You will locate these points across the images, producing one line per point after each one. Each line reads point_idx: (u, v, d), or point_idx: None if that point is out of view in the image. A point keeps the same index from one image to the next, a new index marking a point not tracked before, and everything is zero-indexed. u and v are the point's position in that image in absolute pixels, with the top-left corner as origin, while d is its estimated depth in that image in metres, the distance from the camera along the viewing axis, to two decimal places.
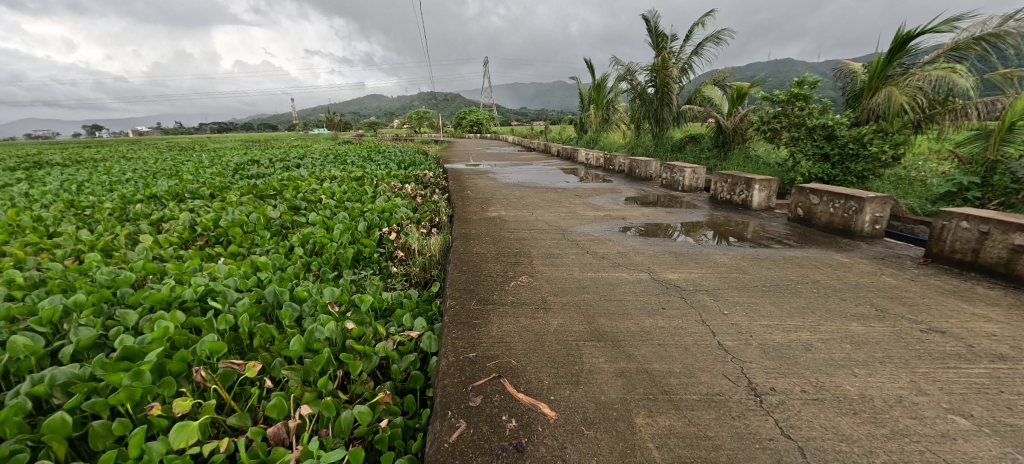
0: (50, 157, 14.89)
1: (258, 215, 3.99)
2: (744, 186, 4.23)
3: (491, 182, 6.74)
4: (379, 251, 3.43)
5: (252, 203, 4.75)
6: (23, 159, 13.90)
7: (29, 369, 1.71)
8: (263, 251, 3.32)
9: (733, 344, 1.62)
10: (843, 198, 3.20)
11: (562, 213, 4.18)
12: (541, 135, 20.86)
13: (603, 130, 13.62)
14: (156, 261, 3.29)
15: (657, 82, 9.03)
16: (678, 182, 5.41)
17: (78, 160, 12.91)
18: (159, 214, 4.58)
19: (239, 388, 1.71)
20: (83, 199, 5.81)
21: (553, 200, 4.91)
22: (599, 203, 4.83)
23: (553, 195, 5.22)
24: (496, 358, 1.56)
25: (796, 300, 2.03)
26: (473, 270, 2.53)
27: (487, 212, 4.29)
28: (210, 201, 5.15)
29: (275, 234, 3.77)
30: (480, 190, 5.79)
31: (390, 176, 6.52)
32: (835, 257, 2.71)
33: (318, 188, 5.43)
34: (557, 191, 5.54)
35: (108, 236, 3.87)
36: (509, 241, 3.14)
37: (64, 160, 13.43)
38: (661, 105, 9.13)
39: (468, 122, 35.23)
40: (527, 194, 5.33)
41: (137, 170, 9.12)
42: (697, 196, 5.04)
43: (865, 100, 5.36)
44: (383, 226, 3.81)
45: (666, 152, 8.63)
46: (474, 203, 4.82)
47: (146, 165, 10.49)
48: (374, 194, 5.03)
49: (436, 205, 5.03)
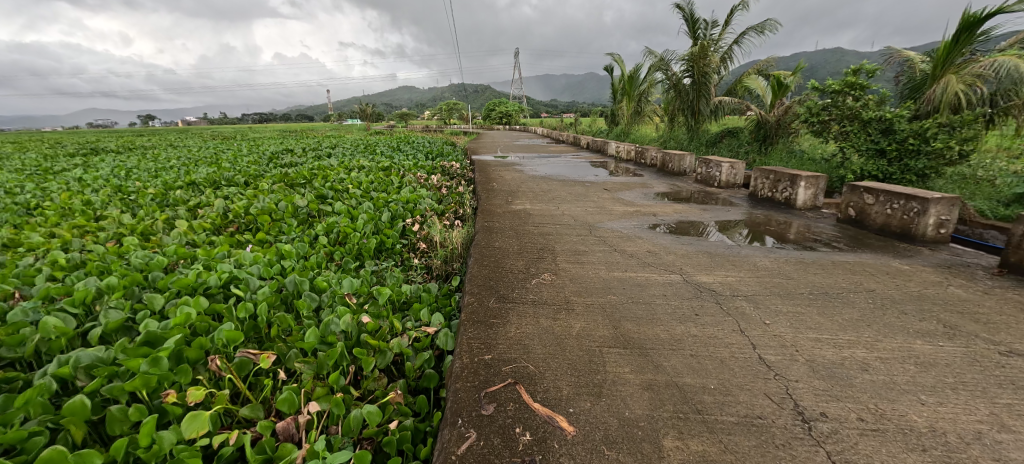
0: (106, 144, 15.93)
1: (287, 204, 4.05)
2: (788, 183, 3.94)
3: (517, 174, 6.63)
4: (401, 242, 3.40)
5: (282, 192, 4.84)
6: (83, 146, 14.98)
7: (60, 349, 1.77)
8: (288, 239, 3.37)
9: (777, 359, 1.46)
10: (904, 198, 2.91)
11: (589, 207, 4.02)
12: (570, 128, 20.50)
13: (635, 122, 13.22)
14: (188, 246, 3.40)
15: (693, 72, 8.62)
16: (714, 178, 5.12)
17: (126, 148, 13.64)
18: (195, 200, 4.74)
19: (254, 378, 1.69)
20: (130, 184, 6.11)
21: (580, 194, 4.76)
22: (629, 198, 4.63)
23: (580, 189, 5.05)
24: (513, 362, 1.46)
25: (849, 312, 1.83)
26: (495, 265, 2.44)
27: (511, 206, 4.18)
28: (244, 188, 5.31)
29: (301, 222, 3.82)
30: (506, 182, 5.70)
31: (417, 167, 6.53)
32: (893, 264, 2.45)
33: (346, 178, 5.49)
34: (585, 184, 5.37)
35: (147, 221, 4.02)
36: (533, 236, 3.03)
37: (115, 147, 14.26)
38: (697, 96, 8.73)
39: (498, 113, 35.13)
40: (554, 187, 5.19)
41: (182, 157, 9.60)
42: (734, 192, 4.75)
43: (926, 90, 4.87)
44: (407, 216, 3.77)
45: (700, 146, 8.25)
46: (499, 196, 4.72)
47: (189, 153, 11.02)
48: (400, 185, 5.02)
49: (461, 197, 4.97)
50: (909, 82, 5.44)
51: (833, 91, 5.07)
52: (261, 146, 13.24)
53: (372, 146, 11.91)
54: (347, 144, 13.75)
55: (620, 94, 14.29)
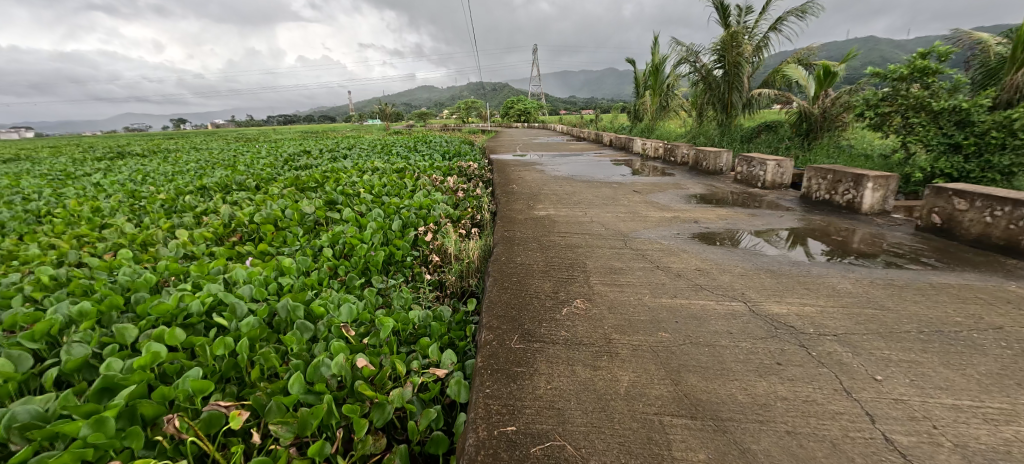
0: (134, 148, 16.35)
1: (293, 210, 3.79)
2: (851, 184, 3.44)
3: (538, 174, 6.25)
4: (412, 254, 3.07)
5: (292, 197, 4.60)
6: (111, 150, 15.37)
7: (8, 395, 1.50)
8: (290, 251, 3.08)
9: (910, 442, 1.06)
10: (1008, 204, 2.41)
11: (621, 213, 3.61)
12: (591, 124, 19.93)
13: (660, 118, 12.65)
14: (187, 259, 3.16)
15: (725, 62, 8.04)
16: (758, 178, 4.62)
17: (154, 152, 13.94)
18: (202, 207, 4.54)
19: (225, 438, 1.38)
20: (145, 189, 6.01)
21: (608, 196, 4.35)
22: (662, 200, 4.20)
23: (607, 191, 4.63)
24: (545, 438, 1.10)
25: (983, 362, 1.40)
26: (517, 288, 2.07)
27: (534, 211, 3.81)
28: (254, 193, 5.10)
29: (307, 230, 3.55)
30: (526, 184, 5.33)
31: (433, 168, 6.22)
32: (1009, 288, 1.98)
33: (358, 181, 5.22)
34: (612, 185, 4.95)
35: (150, 229, 3.83)
36: (559, 249, 2.64)
37: (142, 150, 14.52)
38: (729, 89, 8.15)
39: (516, 111, 34.68)
40: (579, 189, 4.80)
41: (202, 160, 9.60)
42: (782, 194, 4.25)
43: (1007, 76, 4.28)
44: (419, 225, 3.44)
45: (734, 142, 7.69)
46: (519, 199, 4.36)
47: (210, 155, 11.08)
48: (414, 188, 4.71)
49: (479, 201, 4.63)
50: (982, 67, 4.80)
51: (892, 78, 4.54)
52: (281, 148, 13.23)
53: (389, 146, 11.71)
54: (365, 144, 13.62)
55: (644, 89, 13.68)
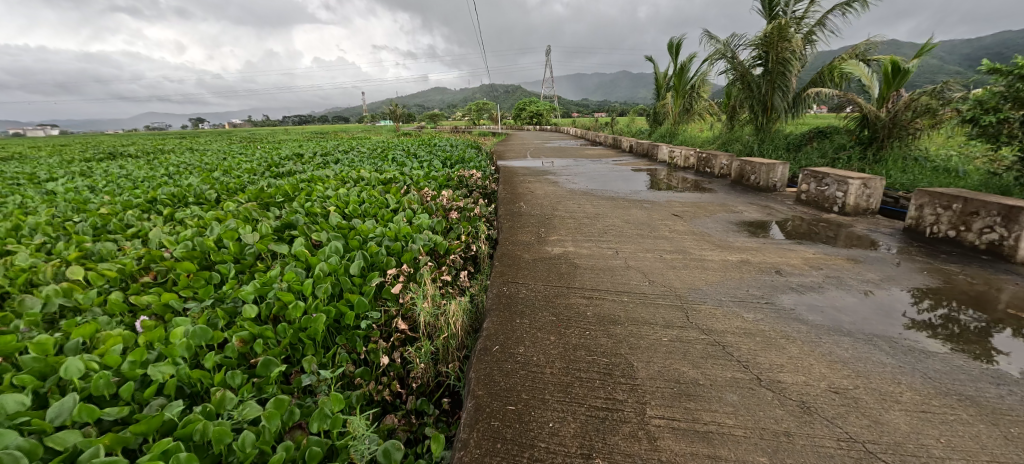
0: (130, 148, 15.76)
1: (230, 239, 2.89)
2: (996, 219, 2.44)
3: (551, 187, 5.29)
4: (370, 315, 2.13)
5: (247, 218, 3.71)
6: (103, 151, 14.77)
7: None
8: (202, 308, 2.18)
9: None
10: None
11: (666, 250, 2.63)
12: (606, 128, 18.84)
13: (683, 121, 11.61)
14: (67, 313, 2.29)
15: (768, 58, 6.99)
16: (834, 199, 3.61)
17: (146, 152, 13.31)
18: (138, 227, 3.68)
19: None
20: (95, 198, 5.18)
21: (641, 221, 3.38)
22: (715, 229, 3.20)
23: (639, 213, 3.66)
24: None
25: None
26: (517, 439, 1.11)
27: (545, 243, 2.85)
28: (208, 208, 4.22)
29: (243, 270, 2.65)
30: (536, 200, 4.37)
31: (426, 179, 5.28)
32: None
33: (332, 194, 4.31)
34: (644, 204, 3.97)
35: (52, 260, 2.96)
36: (587, 328, 1.68)
37: (134, 151, 13.81)
38: (771, 89, 7.11)
39: (528, 113, 33.66)
40: (602, 209, 3.84)
41: (183, 164, 8.80)
42: (873, 224, 3.25)
43: None
44: (389, 265, 2.51)
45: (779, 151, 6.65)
46: (527, 224, 3.40)
47: (198, 158, 10.30)
48: (397, 206, 3.79)
49: (476, 225, 3.68)
50: None
51: (1017, 75, 3.41)
52: (277, 150, 12.40)
53: (389, 149, 10.81)
54: (365, 147, 12.75)
55: (665, 90, 12.58)
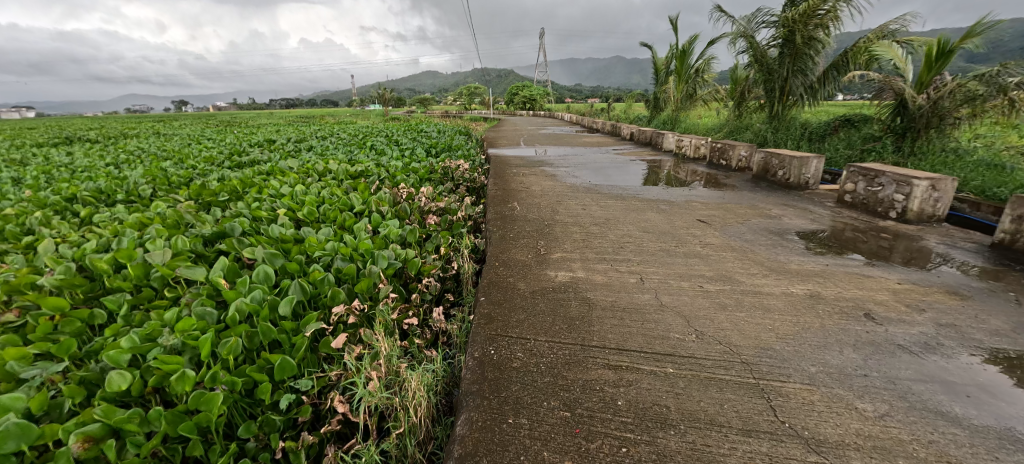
0: (88, 132, 14.59)
1: (131, 258, 2.18)
2: None
3: (547, 181, 4.62)
4: (296, 386, 1.46)
5: (175, 224, 2.99)
6: (57, 134, 13.59)
7: None
8: (52, 374, 1.50)
9: None
10: None
11: (705, 277, 2.00)
12: (601, 115, 18.07)
13: (684, 108, 10.94)
14: None
15: (789, 38, 6.35)
16: (891, 203, 3.00)
17: (102, 136, 12.18)
18: (34, 234, 2.93)
19: None
20: (10, 193, 4.37)
21: (662, 230, 2.73)
22: (755, 240, 2.57)
23: (656, 218, 3.01)
24: None
25: None
26: None
27: (546, 262, 2.19)
28: (134, 207, 3.47)
29: (140, 305, 1.96)
30: (532, 199, 3.70)
31: (404, 171, 4.56)
32: None
33: (287, 190, 3.58)
34: (660, 207, 3.33)
35: None
36: (626, 443, 1.03)
37: (90, 135, 12.68)
38: (790, 73, 6.53)
39: (520, 97, 32.66)
40: (610, 212, 3.20)
41: (136, 151, 7.88)
42: (945, 237, 2.66)
43: None
44: (335, 301, 1.84)
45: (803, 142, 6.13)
46: (521, 233, 2.73)
47: (158, 144, 9.32)
48: (362, 207, 3.09)
49: (459, 232, 3.00)
50: None
51: None
52: (248, 136, 11.43)
53: (370, 135, 9.97)
54: (346, 132, 11.84)
55: (666, 74, 11.83)
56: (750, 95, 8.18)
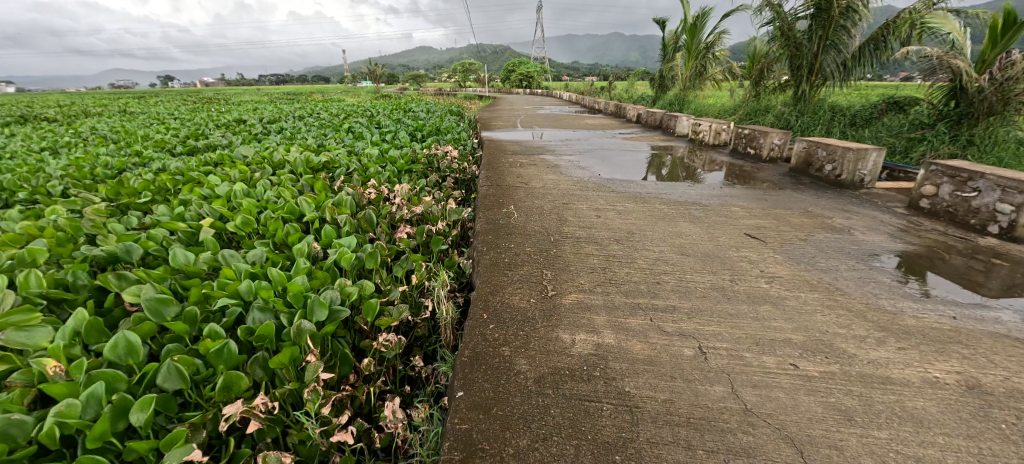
0: (44, 109, 13.45)
1: None
2: None
3: (549, 175, 3.92)
4: None
5: (68, 239, 2.27)
6: (9, 111, 12.50)
7: None
8: None
9: None
10: None
11: (794, 345, 1.35)
12: (601, 94, 17.12)
13: (693, 87, 10.12)
14: None
15: (823, 8, 5.58)
16: (991, 215, 2.35)
17: (55, 115, 11.10)
18: None
19: None
20: None
21: (705, 252, 2.07)
22: (833, 268, 1.92)
23: (693, 232, 2.35)
24: None
25: None
26: None
27: (557, 312, 1.52)
28: (30, 211, 2.73)
29: None
30: (532, 200, 3.02)
31: (378, 161, 3.84)
32: None
33: (226, 188, 2.85)
34: (694, 214, 2.67)
35: None
36: None
37: (45, 113, 11.59)
38: (822, 49, 5.79)
39: (516, 74, 31.33)
40: (632, 221, 2.53)
41: (84, 132, 6.99)
42: None
43: None
44: (228, 395, 1.19)
45: (846, 128, 5.46)
46: (519, 253, 2.06)
47: (113, 124, 8.38)
48: (314, 216, 2.38)
49: (440, 249, 2.32)
50: None
51: None
52: (218, 115, 10.46)
53: (351, 115, 9.10)
54: (327, 111, 10.91)
55: (674, 50, 10.94)
56: (769, 74, 7.40)
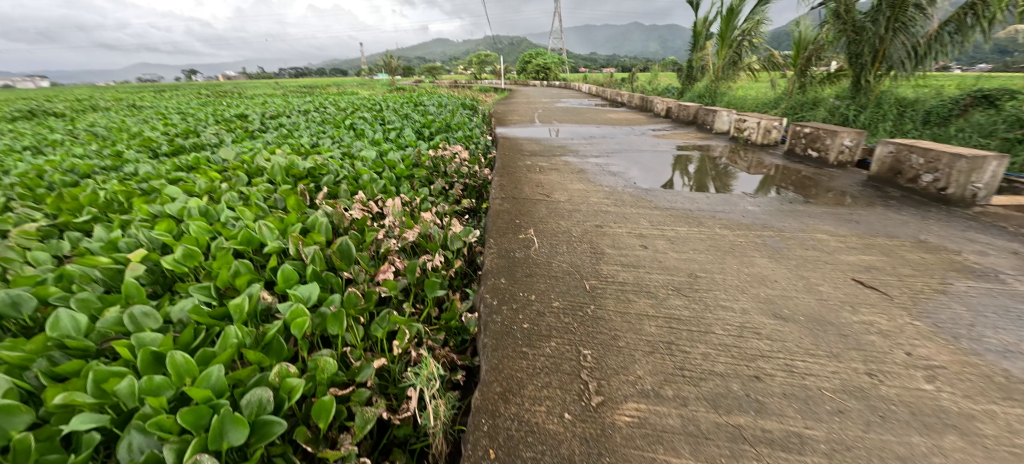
0: (57, 104, 13.33)
1: None
2: None
3: (574, 183, 3.32)
4: None
5: None
6: (22, 105, 12.39)
7: None
8: None
9: None
10: None
11: None
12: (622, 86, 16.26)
13: (726, 77, 9.28)
14: None
15: None
16: None
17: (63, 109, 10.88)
18: None
19: None
20: None
21: (808, 312, 1.46)
22: (1014, 348, 1.29)
23: (780, 276, 1.72)
24: None
25: None
26: None
27: (610, 446, 0.94)
28: None
29: None
30: (556, 218, 2.43)
31: (374, 165, 3.29)
32: None
33: (183, 202, 2.34)
34: (770, 244, 2.04)
35: None
36: None
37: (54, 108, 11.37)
38: (889, 33, 4.99)
39: (533, 66, 30.43)
40: (690, 254, 1.92)
41: (78, 129, 6.63)
42: None
43: None
44: None
45: (923, 126, 4.69)
46: (542, 311, 1.48)
47: (113, 119, 8.04)
48: (277, 246, 1.84)
49: (436, 293, 1.75)
50: None
51: None
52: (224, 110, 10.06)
53: (359, 110, 8.58)
54: (336, 105, 10.43)
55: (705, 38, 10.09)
56: (818, 61, 6.58)
